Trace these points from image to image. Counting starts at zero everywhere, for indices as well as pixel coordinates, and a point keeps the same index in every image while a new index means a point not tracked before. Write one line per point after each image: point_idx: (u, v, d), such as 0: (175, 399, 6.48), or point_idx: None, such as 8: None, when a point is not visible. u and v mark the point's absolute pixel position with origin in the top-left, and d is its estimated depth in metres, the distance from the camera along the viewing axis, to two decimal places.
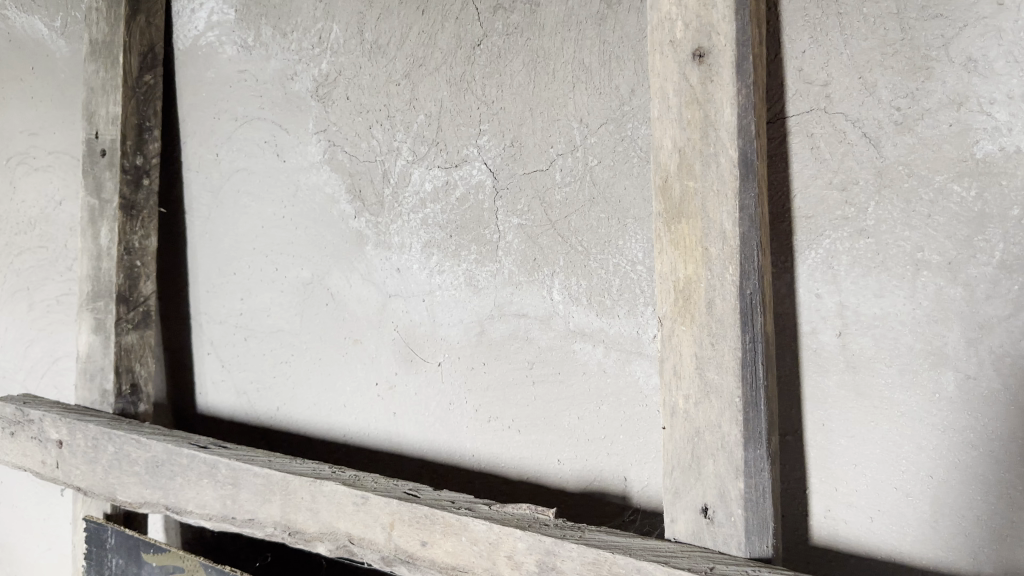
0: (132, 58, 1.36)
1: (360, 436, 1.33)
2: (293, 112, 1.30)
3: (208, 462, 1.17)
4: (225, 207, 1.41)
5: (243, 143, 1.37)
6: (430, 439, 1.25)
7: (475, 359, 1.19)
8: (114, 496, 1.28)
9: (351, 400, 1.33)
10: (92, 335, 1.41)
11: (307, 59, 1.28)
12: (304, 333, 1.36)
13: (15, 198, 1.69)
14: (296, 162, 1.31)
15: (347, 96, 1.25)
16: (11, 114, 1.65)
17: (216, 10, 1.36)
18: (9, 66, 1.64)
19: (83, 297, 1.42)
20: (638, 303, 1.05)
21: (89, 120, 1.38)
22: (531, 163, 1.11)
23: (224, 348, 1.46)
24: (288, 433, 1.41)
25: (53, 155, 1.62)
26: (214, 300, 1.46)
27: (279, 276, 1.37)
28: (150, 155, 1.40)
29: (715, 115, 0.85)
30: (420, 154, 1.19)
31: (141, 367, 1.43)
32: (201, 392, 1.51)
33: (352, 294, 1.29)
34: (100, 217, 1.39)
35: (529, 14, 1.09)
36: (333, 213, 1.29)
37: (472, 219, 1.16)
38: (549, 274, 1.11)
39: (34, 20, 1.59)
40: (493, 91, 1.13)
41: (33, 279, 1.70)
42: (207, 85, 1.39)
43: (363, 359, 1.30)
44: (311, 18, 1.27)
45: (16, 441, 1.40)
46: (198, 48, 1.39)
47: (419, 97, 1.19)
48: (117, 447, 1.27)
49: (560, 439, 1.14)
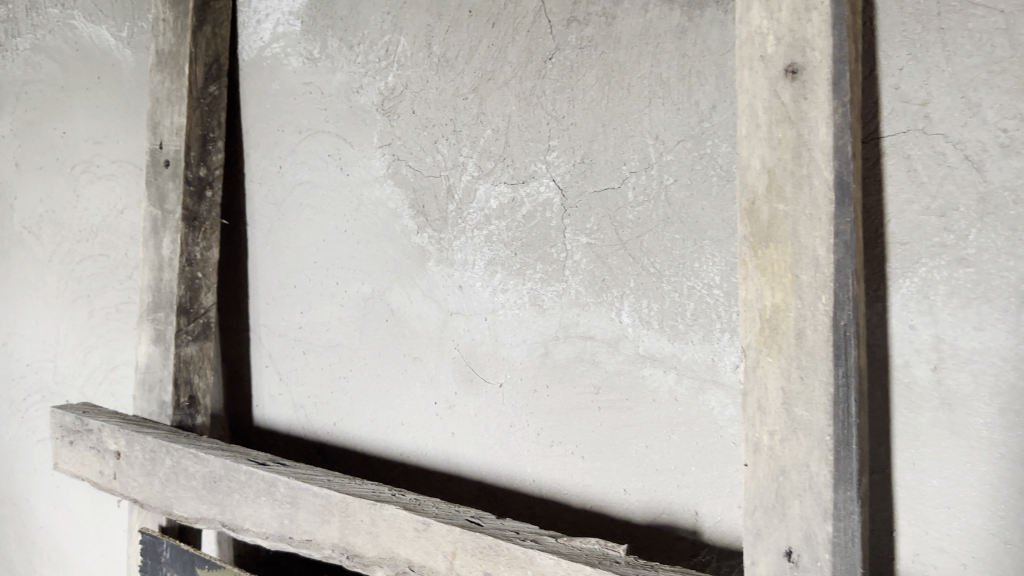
0: (198, 68, 1.35)
1: (417, 455, 1.30)
2: (358, 125, 1.29)
3: (266, 480, 1.15)
4: (288, 220, 1.39)
5: (307, 155, 1.35)
6: (489, 462, 1.21)
7: (539, 381, 1.15)
8: (171, 510, 1.27)
9: (408, 418, 1.30)
10: (153, 346, 1.41)
11: (373, 72, 1.26)
12: (363, 348, 1.34)
13: (78, 206, 1.70)
14: (359, 175, 1.29)
15: (413, 110, 1.23)
16: (76, 123, 1.66)
17: (282, 21, 1.34)
18: (75, 75, 1.65)
19: (145, 307, 1.42)
20: (714, 329, 1.00)
21: (154, 130, 1.38)
22: (602, 180, 1.06)
23: (283, 361, 1.45)
24: (345, 449, 1.39)
25: (116, 164, 1.63)
26: (273, 312, 1.44)
27: (339, 290, 1.35)
28: (214, 166, 1.39)
29: (809, 134, 0.80)
30: (486, 169, 1.16)
31: (200, 379, 1.42)
32: (258, 404, 1.49)
33: (413, 310, 1.27)
34: (163, 227, 1.38)
35: (604, 26, 1.04)
36: (395, 228, 1.27)
37: (539, 237, 1.12)
38: (617, 296, 1.07)
39: (101, 30, 1.60)
40: (564, 106, 1.09)
41: (94, 287, 1.71)
42: (272, 96, 1.38)
43: (422, 377, 1.27)
44: (379, 30, 1.25)
45: (74, 449, 1.41)
46: (263, 59, 1.38)
47: (487, 111, 1.16)
48: (174, 461, 1.26)
49: (626, 467, 1.09)
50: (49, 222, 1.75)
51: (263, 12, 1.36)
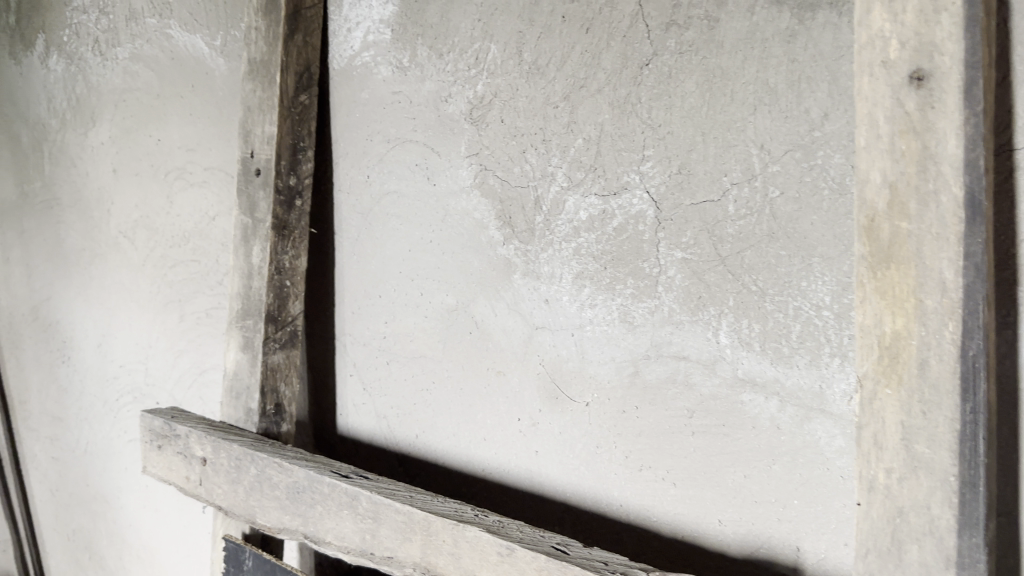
0: (289, 78, 1.34)
1: (499, 471, 1.26)
2: (446, 134, 1.26)
3: (349, 493, 1.14)
4: (374, 229, 1.38)
5: (395, 165, 1.33)
6: (574, 483, 1.17)
7: (627, 402, 1.10)
8: (254, 518, 1.27)
9: (490, 434, 1.27)
10: (240, 354, 1.42)
11: (463, 80, 1.23)
12: (447, 361, 1.31)
13: (171, 212, 1.73)
14: (446, 185, 1.27)
15: (502, 119, 1.19)
16: (170, 130, 1.70)
17: (372, 30, 1.33)
18: (170, 83, 1.68)
19: (234, 314, 1.43)
20: (822, 353, 0.93)
21: (246, 140, 1.39)
22: (701, 193, 1.01)
23: (367, 371, 1.44)
24: (426, 462, 1.37)
25: (208, 171, 1.65)
26: (358, 322, 1.43)
27: (424, 301, 1.33)
28: (303, 175, 1.39)
29: (935, 146, 0.73)
30: (576, 180, 1.12)
31: (286, 387, 1.42)
32: (342, 414, 1.49)
33: (498, 323, 1.23)
34: (253, 235, 1.39)
35: (707, 30, 0.99)
36: (481, 239, 1.23)
37: (630, 251, 1.07)
38: (715, 314, 1.01)
39: (196, 39, 1.62)
40: (660, 113, 1.03)
41: (185, 292, 1.74)
42: (361, 105, 1.36)
43: (505, 392, 1.24)
44: (468, 38, 1.21)
45: (163, 454, 1.43)
46: (353, 68, 1.37)
47: (578, 120, 1.11)
48: (259, 469, 1.26)
49: (721, 497, 1.03)
50: (144, 227, 1.79)
51: (353, 20, 1.35)
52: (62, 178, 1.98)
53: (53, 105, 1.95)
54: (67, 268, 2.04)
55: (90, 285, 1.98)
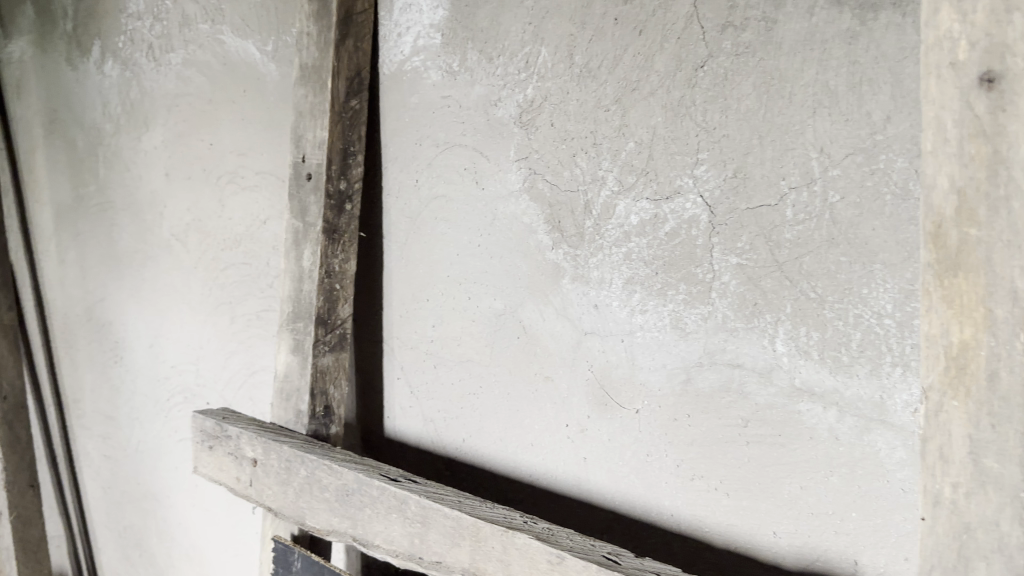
0: (340, 83, 1.35)
1: (546, 478, 1.26)
2: (495, 139, 1.25)
3: (397, 497, 1.13)
4: (423, 233, 1.38)
5: (443, 169, 1.33)
6: (624, 491, 1.16)
7: (679, 410, 1.09)
8: (304, 520, 1.28)
9: (538, 439, 1.26)
10: (291, 356, 1.43)
11: (512, 84, 1.21)
12: (494, 365, 1.31)
13: (223, 215, 1.75)
14: (495, 190, 1.26)
15: (552, 123, 1.17)
16: (223, 135, 1.72)
17: (422, 35, 1.33)
18: (223, 88, 1.70)
19: (285, 317, 1.44)
20: (883, 362, 0.91)
21: (298, 144, 1.40)
22: (757, 197, 0.99)
23: (414, 374, 1.44)
24: (473, 467, 1.36)
25: (260, 175, 1.67)
26: (406, 326, 1.44)
27: (471, 305, 1.33)
28: (353, 179, 1.40)
29: (1007, 151, 0.71)
30: (627, 184, 1.10)
31: (335, 389, 1.43)
32: (389, 417, 1.49)
33: (546, 328, 1.22)
34: (304, 239, 1.40)
35: (764, 32, 0.97)
36: (529, 243, 1.22)
37: (683, 256, 1.06)
38: (771, 322, 0.99)
39: (247, 44, 1.64)
40: (715, 116, 1.02)
41: (236, 294, 1.76)
42: (411, 109, 1.36)
43: (554, 398, 1.23)
44: (518, 41, 1.20)
45: (214, 454, 1.44)
46: (403, 73, 1.36)
47: (630, 123, 1.09)
48: (309, 471, 1.27)
49: (776, 508, 1.02)
50: (196, 230, 1.82)
51: (404, 25, 1.35)
52: (116, 182, 2.02)
53: (108, 110, 2.00)
54: (120, 270, 2.09)
55: (143, 287, 2.02)
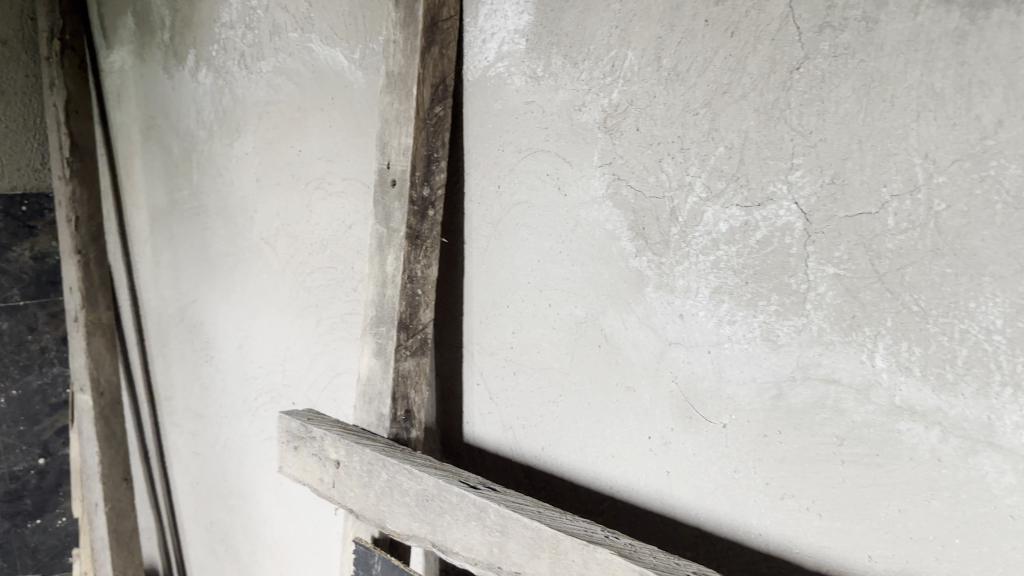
0: (425, 89, 1.35)
1: (627, 490, 1.23)
2: (579, 144, 1.23)
3: (477, 504, 1.13)
4: (504, 239, 1.37)
5: (526, 175, 1.32)
6: (708, 507, 1.13)
7: (769, 426, 1.05)
8: (384, 523, 1.29)
9: (619, 451, 1.24)
10: (373, 360, 1.44)
11: (598, 88, 1.19)
12: (574, 374, 1.29)
13: (311, 220, 1.78)
14: (578, 196, 1.24)
15: (638, 127, 1.15)
16: (311, 142, 1.75)
17: (506, 40, 1.31)
18: (312, 95, 1.72)
19: (368, 321, 1.46)
20: (992, 381, 0.86)
21: (383, 151, 1.42)
22: (856, 205, 0.95)
23: (494, 381, 1.44)
24: (552, 476, 1.35)
25: (346, 181, 1.69)
26: (486, 332, 1.43)
27: (552, 312, 1.31)
28: (436, 185, 1.40)
29: None
30: (716, 190, 1.07)
31: (416, 394, 1.44)
32: (469, 422, 1.50)
33: (628, 338, 1.20)
34: (387, 245, 1.41)
35: (864, 32, 0.92)
36: (612, 250, 1.20)
37: (775, 265, 1.02)
38: (870, 335, 0.95)
39: (336, 52, 1.64)
40: (812, 120, 0.97)
41: (322, 297, 1.79)
42: (494, 115, 1.35)
43: (635, 409, 1.20)
44: (605, 45, 1.17)
45: (299, 454, 1.47)
46: (487, 79, 1.35)
47: (720, 127, 1.06)
48: (389, 475, 1.27)
49: (871, 531, 0.97)
50: (285, 234, 1.86)
51: (488, 31, 1.34)
52: (209, 187, 2.09)
53: (202, 118, 2.07)
54: (212, 272, 2.15)
55: (233, 290, 2.08)
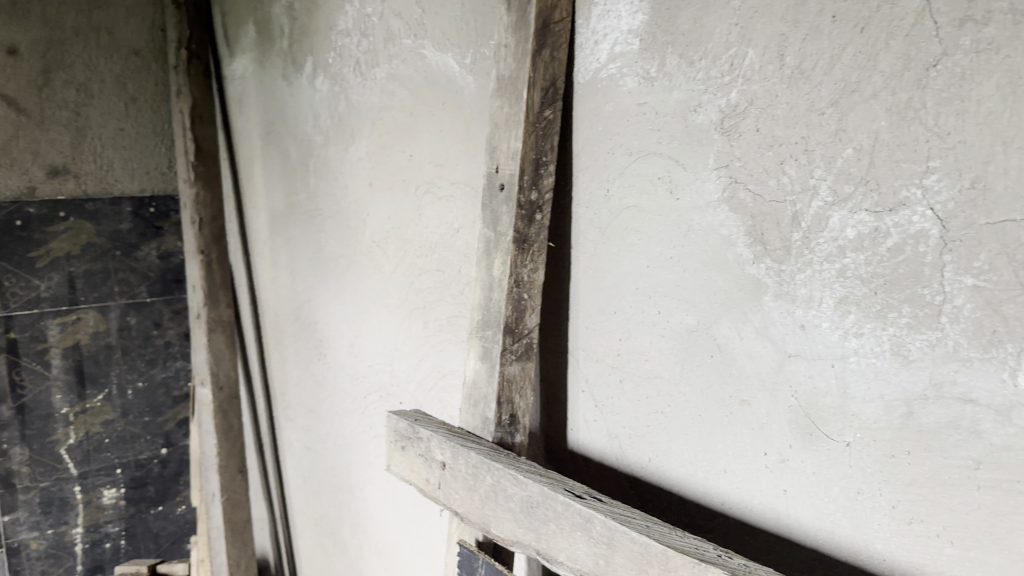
0: (535, 93, 1.34)
1: (740, 507, 1.18)
2: (693, 146, 1.18)
3: (583, 514, 1.10)
4: (613, 244, 1.35)
5: (636, 178, 1.29)
6: (828, 529, 1.07)
7: (897, 446, 0.98)
8: (489, 528, 1.28)
9: (731, 466, 1.19)
10: (479, 363, 1.44)
11: (715, 88, 1.14)
12: (684, 384, 1.25)
13: (420, 223, 1.79)
14: (691, 200, 1.19)
15: (757, 128, 1.09)
16: (422, 147, 1.75)
17: (619, 41, 1.28)
18: (424, 100, 1.72)
19: (475, 325, 1.46)
20: None
21: (493, 155, 1.41)
22: (999, 211, 0.87)
23: (599, 388, 1.41)
24: (660, 488, 1.31)
25: (455, 185, 1.68)
26: (593, 338, 1.41)
27: (662, 320, 1.27)
28: (545, 189, 1.38)
29: None
30: (843, 194, 1.00)
31: (521, 399, 1.43)
32: (573, 429, 1.48)
33: (743, 348, 1.14)
34: (495, 249, 1.41)
35: (1011, 25, 0.85)
36: (727, 256, 1.15)
37: (908, 275, 0.95)
38: (1013, 352, 0.87)
39: (448, 58, 1.63)
40: (951, 120, 0.90)
41: (429, 299, 1.80)
42: (605, 118, 1.33)
43: (750, 423, 1.15)
44: (724, 43, 1.12)
45: (406, 454, 1.49)
46: (598, 81, 1.33)
47: (848, 127, 0.99)
48: (494, 480, 1.26)
49: (1009, 563, 0.90)
50: (395, 237, 1.89)
51: (601, 32, 1.31)
52: (325, 191, 2.14)
53: (318, 123, 2.12)
54: (325, 273, 2.21)
55: (345, 290, 2.13)
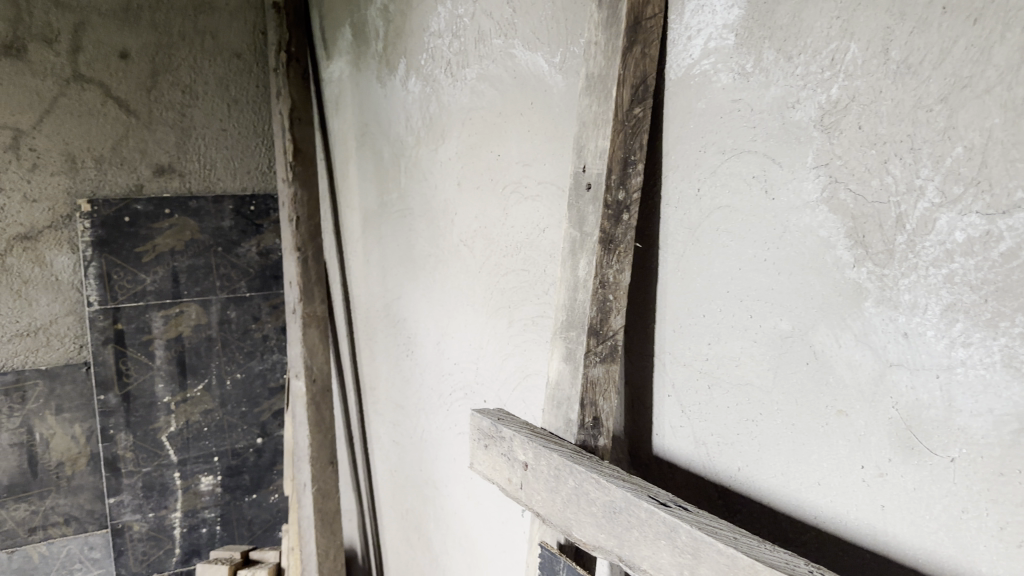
0: (625, 90, 1.31)
1: (835, 522, 1.13)
2: (790, 144, 1.13)
3: (667, 523, 1.07)
4: (703, 245, 1.31)
5: (729, 178, 1.25)
6: (929, 549, 1.00)
7: (1006, 464, 0.91)
8: (570, 531, 1.27)
9: (826, 478, 1.13)
10: (563, 364, 1.43)
11: (814, 84, 1.09)
12: (777, 392, 1.20)
13: (506, 222, 1.79)
14: (788, 200, 1.15)
15: (860, 126, 1.04)
16: (510, 146, 1.74)
17: (713, 36, 1.24)
18: (513, 100, 1.71)
19: (560, 325, 1.45)
20: None
21: (580, 155, 1.40)
22: None
23: (687, 394, 1.38)
24: (750, 499, 1.26)
25: (541, 186, 1.65)
26: (681, 341, 1.38)
27: (754, 324, 1.23)
28: (633, 189, 1.35)
29: None
30: (952, 195, 0.94)
31: (605, 401, 1.41)
32: (659, 434, 1.45)
33: (842, 356, 1.09)
34: (580, 249, 1.39)
35: None
36: (826, 259, 1.10)
37: (1022, 282, 0.88)
38: None
39: (537, 57, 1.61)
40: None
41: (515, 298, 1.79)
42: (697, 115, 1.29)
43: (847, 435, 1.09)
44: (824, 38, 1.07)
45: (489, 453, 1.50)
46: (691, 77, 1.29)
47: (958, 125, 0.93)
48: (576, 483, 1.25)
49: None
50: (482, 236, 1.89)
51: (694, 27, 1.27)
52: (415, 191, 2.17)
53: (410, 124, 2.15)
54: (415, 271, 2.23)
55: (433, 288, 2.15)
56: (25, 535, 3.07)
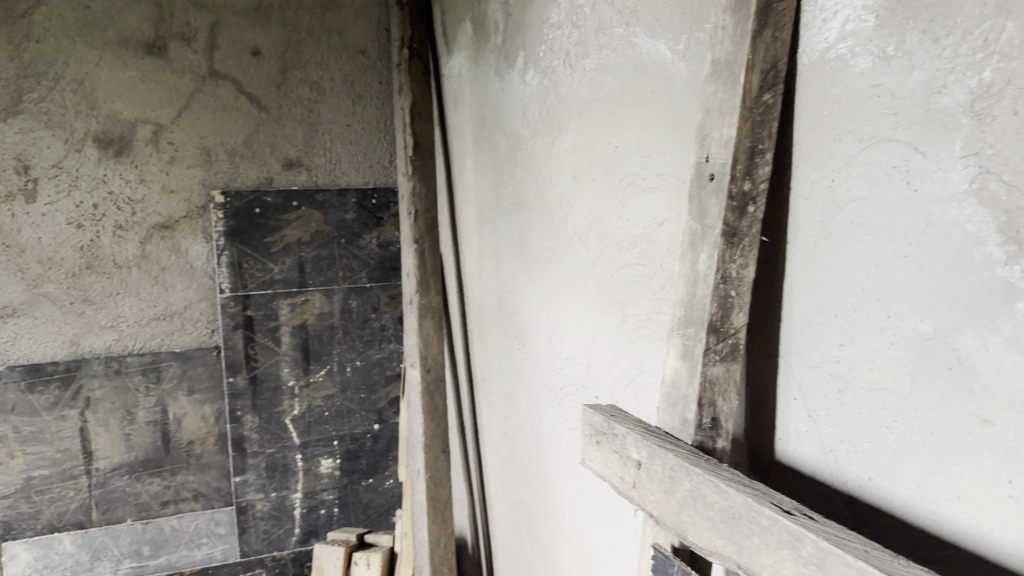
0: (753, 76, 1.26)
1: (976, 541, 1.03)
2: (935, 131, 1.05)
3: (791, 532, 1.01)
4: (836, 240, 1.24)
5: (867, 167, 1.17)
6: None
7: None
8: (685, 535, 1.23)
9: (968, 492, 1.05)
10: (680, 361, 1.39)
11: (964, 66, 1.00)
12: (915, 399, 1.12)
13: (623, 216, 1.75)
14: (932, 192, 1.07)
15: (1016, 110, 0.95)
16: (629, 138, 1.70)
17: (851, 18, 1.17)
18: (634, 90, 1.67)
19: (677, 321, 1.42)
20: None
21: (703, 144, 1.37)
22: None
23: (815, 397, 1.31)
24: (882, 511, 1.18)
25: (660, 177, 1.60)
26: (809, 341, 1.31)
27: (891, 325, 1.15)
28: (760, 179, 1.29)
29: None
30: None
31: (724, 402, 1.34)
32: (784, 439, 1.38)
33: (990, 362, 1.00)
34: (701, 242, 1.36)
35: None
36: (975, 256, 1.01)
37: None
38: None
39: (659, 44, 1.56)
40: None
41: (629, 294, 1.75)
42: (832, 102, 1.22)
43: (994, 447, 1.01)
44: (976, 16, 0.99)
45: (600, 449, 1.48)
46: (827, 61, 1.22)
47: None
48: (693, 485, 1.20)
49: None
50: (597, 229, 1.86)
51: (831, 9, 1.20)
52: (531, 184, 2.16)
53: (528, 116, 2.14)
54: (529, 264, 2.23)
55: (547, 281, 2.13)
56: (158, 508, 3.27)
